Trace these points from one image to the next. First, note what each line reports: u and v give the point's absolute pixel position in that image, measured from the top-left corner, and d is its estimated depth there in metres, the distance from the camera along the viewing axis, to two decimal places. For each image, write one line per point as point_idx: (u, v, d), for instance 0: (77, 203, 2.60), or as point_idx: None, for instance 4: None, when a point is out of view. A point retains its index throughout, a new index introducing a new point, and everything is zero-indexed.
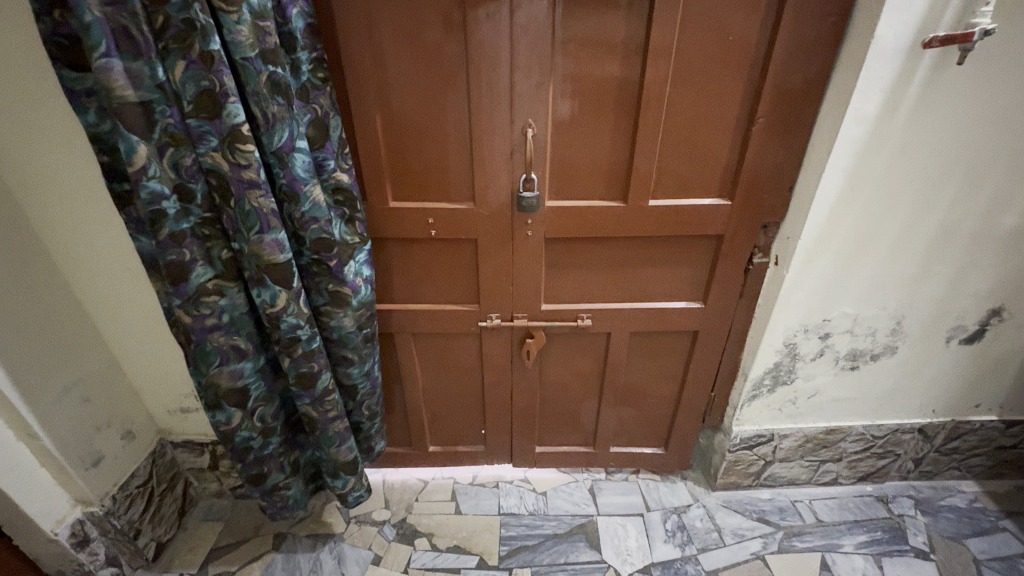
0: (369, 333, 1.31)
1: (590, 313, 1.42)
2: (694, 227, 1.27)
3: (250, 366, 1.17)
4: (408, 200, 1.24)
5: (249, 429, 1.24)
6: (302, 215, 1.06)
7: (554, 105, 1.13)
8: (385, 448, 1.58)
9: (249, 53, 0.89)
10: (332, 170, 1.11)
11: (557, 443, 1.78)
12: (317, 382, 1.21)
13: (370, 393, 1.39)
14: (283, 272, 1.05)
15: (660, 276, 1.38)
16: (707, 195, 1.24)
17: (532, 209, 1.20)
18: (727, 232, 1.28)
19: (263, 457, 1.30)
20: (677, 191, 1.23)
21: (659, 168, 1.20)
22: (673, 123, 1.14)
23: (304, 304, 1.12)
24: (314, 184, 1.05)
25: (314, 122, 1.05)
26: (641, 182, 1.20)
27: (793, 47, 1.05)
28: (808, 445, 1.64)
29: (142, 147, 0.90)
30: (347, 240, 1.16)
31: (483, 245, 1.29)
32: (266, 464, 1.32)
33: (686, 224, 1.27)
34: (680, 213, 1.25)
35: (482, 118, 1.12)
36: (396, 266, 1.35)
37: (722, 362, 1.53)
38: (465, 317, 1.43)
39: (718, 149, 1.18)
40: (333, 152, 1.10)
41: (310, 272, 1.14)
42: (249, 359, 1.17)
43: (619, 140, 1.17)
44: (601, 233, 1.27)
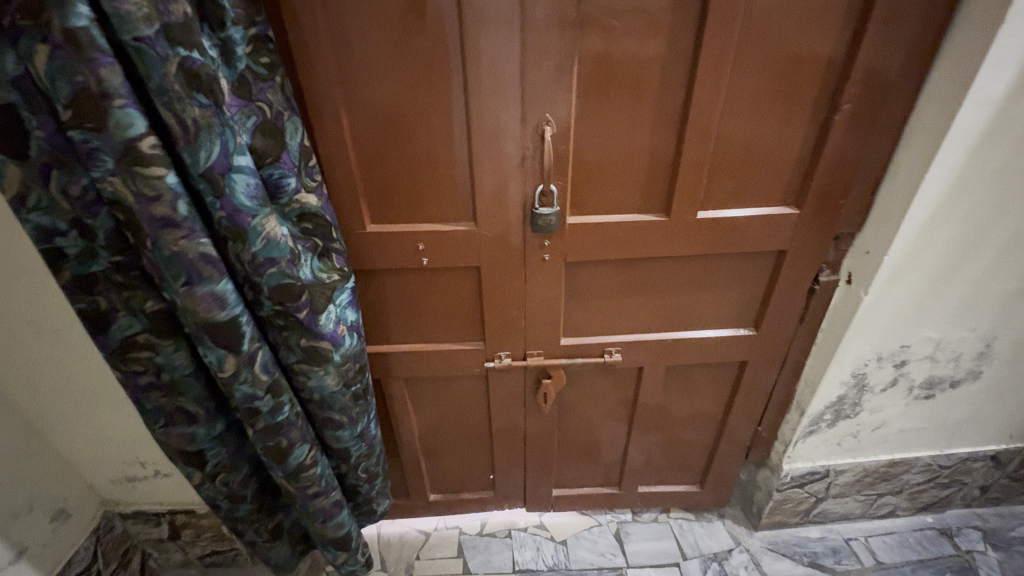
0: (359, 391, 1.00)
1: (619, 347, 1.17)
2: (751, 242, 1.02)
3: (203, 432, 0.97)
4: (391, 223, 0.97)
5: (212, 493, 1.06)
6: (253, 258, 0.73)
7: (578, 95, 0.86)
8: (391, 506, 1.28)
9: (142, 30, 0.57)
10: (295, 192, 0.77)
11: (577, 484, 1.55)
12: (294, 455, 0.95)
13: (367, 454, 1.10)
14: (230, 332, 0.76)
15: (705, 300, 1.13)
16: (768, 203, 0.99)
17: (550, 229, 0.94)
18: (790, 247, 1.03)
19: (238, 520, 1.13)
20: (731, 199, 0.98)
21: (710, 171, 0.94)
22: (732, 115, 0.89)
23: (263, 370, 0.82)
24: (269, 216, 0.73)
25: (261, 128, 0.72)
26: (686, 190, 0.95)
27: (897, 9, 0.79)
28: (866, 479, 1.42)
29: (14, 169, 0.68)
30: (322, 280, 0.85)
31: (489, 274, 1.03)
32: (242, 527, 1.14)
33: (740, 238, 1.02)
34: (734, 226, 1.00)
35: (485, 115, 0.85)
36: (380, 302, 1.08)
37: (773, 394, 1.30)
38: (467, 357, 1.17)
39: (786, 144, 0.92)
40: (294, 168, 0.76)
41: (274, 325, 0.83)
42: (202, 424, 0.97)
43: (662, 139, 0.91)
44: (635, 253, 1.02)
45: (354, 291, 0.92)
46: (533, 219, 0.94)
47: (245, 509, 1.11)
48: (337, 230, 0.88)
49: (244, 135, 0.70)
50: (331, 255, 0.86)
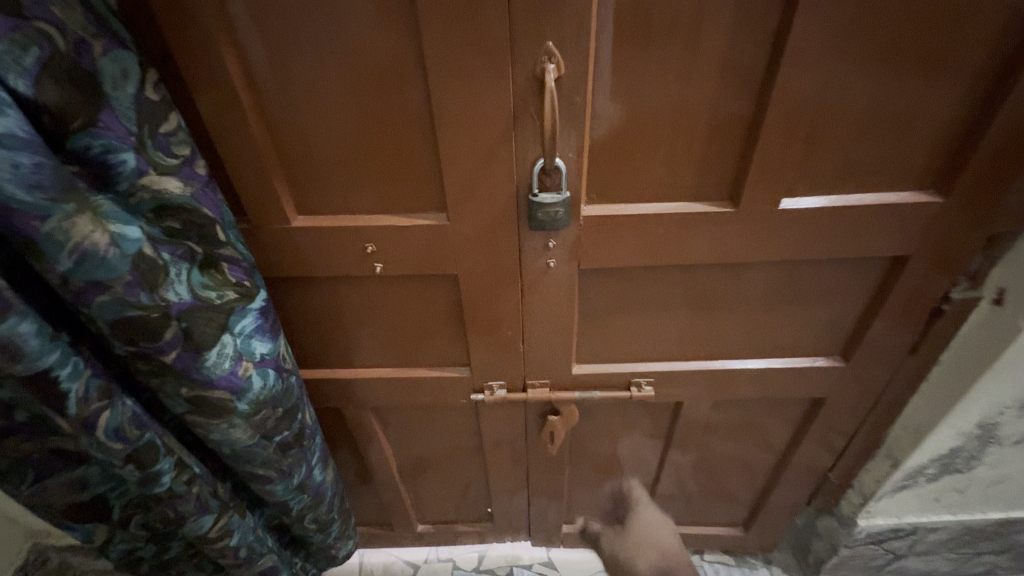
0: (291, 437, 0.73)
1: (652, 378, 0.88)
2: (857, 244, 0.69)
3: (98, 472, 0.70)
4: (328, 215, 0.67)
5: (128, 541, 0.80)
6: (64, 281, 0.47)
7: (604, 15, 0.53)
8: (359, 543, 1.04)
9: None
10: (136, 175, 0.50)
11: (592, 520, 1.29)
12: (190, 527, 0.72)
13: (314, 504, 0.84)
14: (43, 388, 0.53)
15: (775, 320, 0.81)
16: (891, 187, 0.66)
17: (557, 225, 0.64)
18: (915, 250, 0.70)
19: (168, 565, 0.87)
20: (835, 180, 0.65)
21: (807, 138, 0.62)
22: (860, 43, 0.55)
23: (114, 437, 0.59)
24: (78, 218, 0.46)
25: (50, 71, 0.43)
26: (766, 167, 0.62)
27: None
28: (965, 538, 1.11)
29: None
30: (208, 301, 0.58)
31: (470, 286, 0.73)
32: (177, 571, 0.88)
33: (843, 239, 0.69)
34: (837, 221, 0.67)
35: (454, 49, 0.53)
36: (328, 319, 0.80)
37: (854, 437, 0.98)
38: (449, 387, 0.89)
39: (934, 95, 0.59)
40: (125, 139, 0.48)
41: (137, 368, 0.57)
42: (93, 464, 0.69)
43: (737, 86, 0.58)
44: (682, 259, 0.70)
45: (266, 313, 0.65)
46: (531, 212, 0.63)
47: (181, 548, 0.85)
48: (230, 228, 0.61)
49: (15, 81, 0.42)
50: (219, 264, 0.60)
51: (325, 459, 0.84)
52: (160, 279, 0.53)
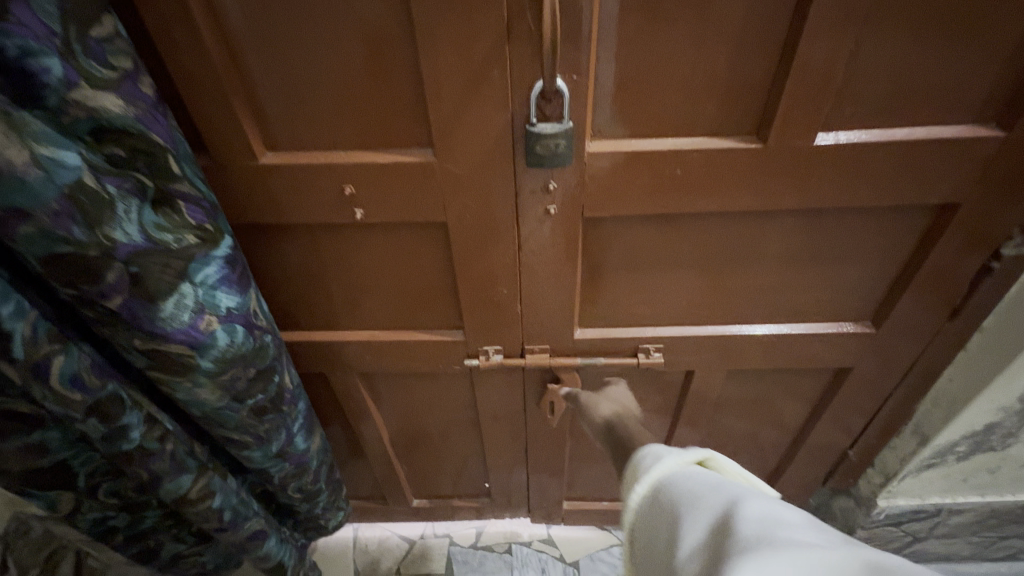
0: (266, 401, 0.66)
1: (661, 344, 0.80)
2: (900, 189, 0.61)
3: (59, 436, 0.65)
4: (303, 152, 0.60)
5: (100, 509, 0.76)
6: None
7: None
8: (349, 514, 0.99)
9: None
10: (61, 87, 0.42)
11: (594, 498, 1.24)
12: (167, 489, 0.65)
13: (297, 473, 0.78)
14: None
15: (800, 281, 0.73)
16: (945, 122, 0.57)
17: (559, 162, 0.56)
18: (966, 197, 0.62)
19: (146, 531, 0.83)
20: (881, 113, 0.57)
21: (853, 58, 0.53)
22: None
23: (70, 386, 0.51)
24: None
25: None
26: (801, 93, 0.54)
27: None
28: (990, 521, 1.05)
29: None
30: (163, 243, 0.51)
31: (462, 236, 0.66)
32: (156, 538, 0.85)
33: (885, 183, 0.61)
34: (880, 161, 0.59)
35: None
36: (309, 273, 0.73)
37: (879, 413, 0.91)
38: (441, 352, 0.83)
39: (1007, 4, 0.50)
40: (47, 42, 0.41)
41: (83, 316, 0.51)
42: (53, 427, 0.64)
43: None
44: (700, 206, 0.63)
45: (233, 263, 0.58)
46: (529, 146, 0.55)
47: (156, 515, 0.81)
48: (186, 161, 0.53)
49: None
50: (174, 202, 0.52)
51: (311, 424, 0.79)
52: (103, 216, 0.46)
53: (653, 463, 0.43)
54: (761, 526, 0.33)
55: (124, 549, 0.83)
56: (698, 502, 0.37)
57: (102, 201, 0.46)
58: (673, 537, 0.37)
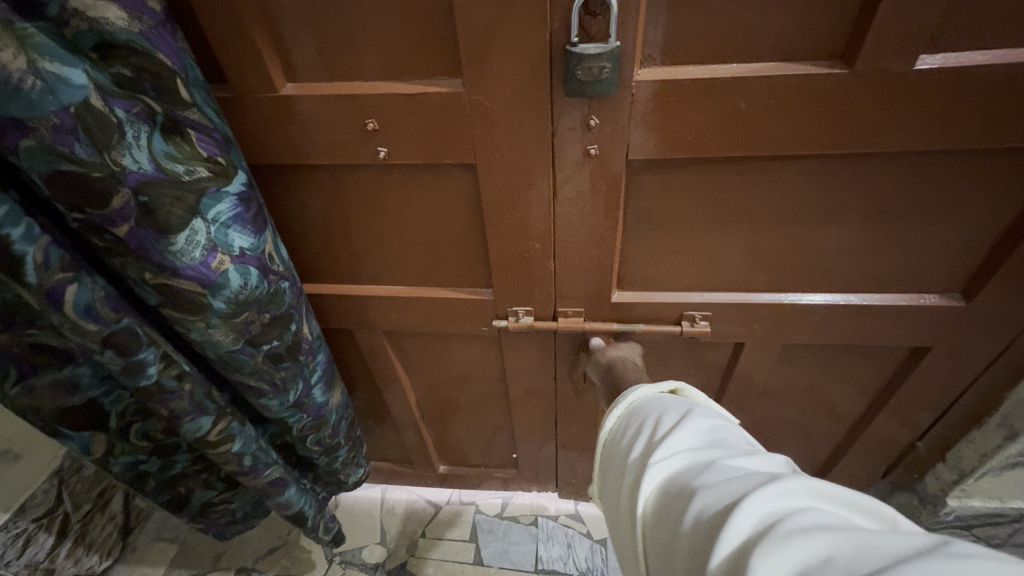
0: (281, 349, 0.65)
1: (709, 312, 0.73)
2: (1022, 128, 0.50)
3: (89, 373, 0.65)
4: (323, 84, 0.55)
5: (131, 453, 0.77)
6: None
7: None
8: (370, 472, 0.98)
9: None
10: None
11: None
12: (188, 428, 0.65)
13: (316, 425, 0.77)
14: None
15: (879, 242, 0.64)
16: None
17: (602, 90, 0.49)
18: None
19: (176, 477, 0.85)
20: (1012, 28, 0.46)
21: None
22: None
23: (85, 316, 0.51)
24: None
25: None
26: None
27: None
28: None
29: None
30: (172, 173, 0.48)
31: (491, 181, 0.60)
32: (187, 484, 0.86)
33: (1001, 120, 0.50)
34: (1002, 91, 0.48)
35: None
36: (334, 221, 0.70)
37: (959, 403, 0.80)
38: (469, 312, 0.78)
39: None
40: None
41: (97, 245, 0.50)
42: (82, 364, 0.64)
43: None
44: (765, 148, 0.54)
45: (248, 202, 0.55)
46: (569, 71, 0.49)
47: (184, 461, 0.82)
48: (197, 88, 0.50)
49: None
50: (186, 133, 0.49)
51: (329, 377, 0.77)
52: (110, 139, 0.44)
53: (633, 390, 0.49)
54: (697, 428, 0.41)
55: (156, 492, 0.85)
56: (655, 412, 0.44)
57: (107, 122, 0.44)
58: (628, 439, 0.44)
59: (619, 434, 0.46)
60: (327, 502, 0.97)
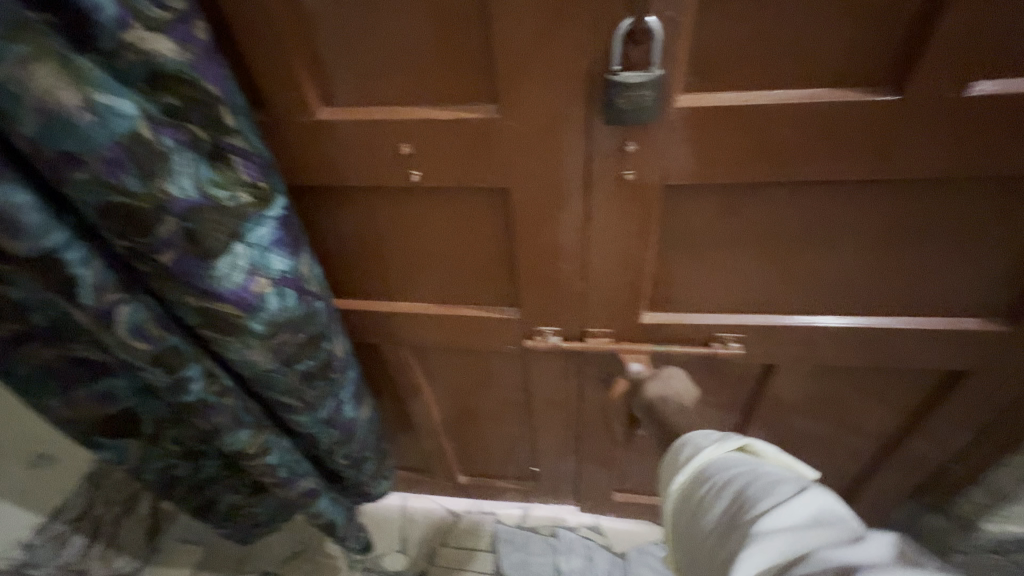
0: (315, 367, 0.65)
1: (740, 334, 0.72)
2: None
3: (124, 385, 0.65)
4: (358, 108, 0.56)
5: (163, 460, 0.79)
6: (38, 151, 0.41)
7: None
8: (397, 481, 0.99)
9: None
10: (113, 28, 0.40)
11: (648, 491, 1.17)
12: (226, 441, 0.66)
13: (345, 440, 0.78)
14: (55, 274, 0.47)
15: (922, 267, 0.62)
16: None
17: (641, 116, 0.49)
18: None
19: (206, 484, 0.86)
20: None
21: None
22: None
23: (135, 334, 0.53)
24: (34, 67, 0.38)
25: None
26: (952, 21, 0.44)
27: None
28: None
29: None
30: (216, 200, 0.49)
31: (523, 203, 0.60)
32: (214, 491, 0.87)
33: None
34: None
35: None
36: (364, 239, 0.70)
37: (998, 427, 0.78)
38: (495, 329, 0.78)
39: None
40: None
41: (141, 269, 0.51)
42: (119, 375, 0.65)
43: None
44: (805, 173, 0.53)
45: (287, 225, 0.56)
46: (608, 99, 0.48)
47: (217, 467, 0.83)
48: (241, 113, 0.50)
49: None
50: (229, 158, 0.50)
51: (360, 390, 0.77)
52: (158, 169, 0.45)
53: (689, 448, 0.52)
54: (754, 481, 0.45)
55: (188, 497, 0.87)
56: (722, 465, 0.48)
57: (155, 152, 0.45)
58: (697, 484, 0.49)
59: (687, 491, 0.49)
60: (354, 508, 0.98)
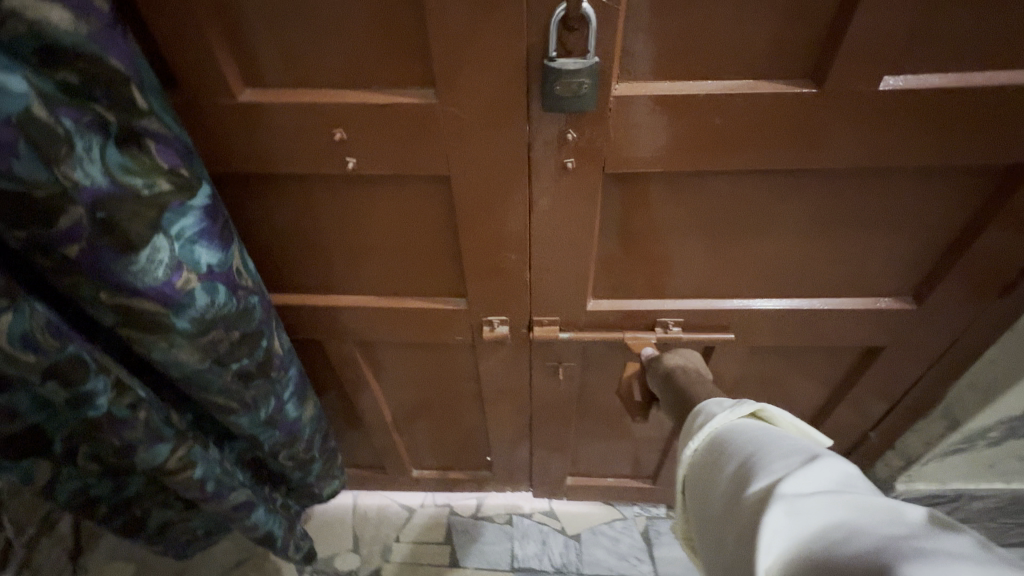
0: (252, 366, 0.61)
1: (681, 317, 0.75)
2: (971, 148, 0.53)
3: (25, 401, 0.58)
4: (284, 91, 0.52)
5: (79, 478, 0.72)
6: None
7: None
8: (346, 482, 0.96)
9: None
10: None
11: (600, 473, 1.21)
12: (143, 457, 0.61)
13: (289, 442, 0.74)
14: None
15: (843, 250, 0.66)
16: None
17: (578, 105, 0.49)
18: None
19: (132, 500, 0.80)
20: (967, 55, 0.48)
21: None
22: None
23: (21, 345, 0.47)
24: None
25: None
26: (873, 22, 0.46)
27: None
28: (1011, 508, 1.00)
29: None
30: (130, 188, 0.45)
31: (466, 193, 0.59)
32: (143, 506, 0.82)
33: (953, 140, 0.53)
34: (957, 114, 0.51)
35: None
36: (298, 231, 0.67)
37: (906, 396, 0.86)
38: (442, 321, 0.77)
39: None
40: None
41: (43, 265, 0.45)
42: (19, 390, 0.57)
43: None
44: (737, 163, 0.55)
45: (213, 215, 0.52)
46: (545, 85, 0.48)
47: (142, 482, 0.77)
48: (154, 94, 0.46)
49: None
50: (141, 142, 0.45)
51: (302, 390, 0.74)
52: (59, 151, 0.40)
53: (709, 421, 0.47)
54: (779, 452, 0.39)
55: (110, 519, 0.80)
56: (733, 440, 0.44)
57: (53, 134, 0.40)
58: (708, 461, 0.44)
59: (712, 465, 0.43)
60: (298, 513, 0.95)
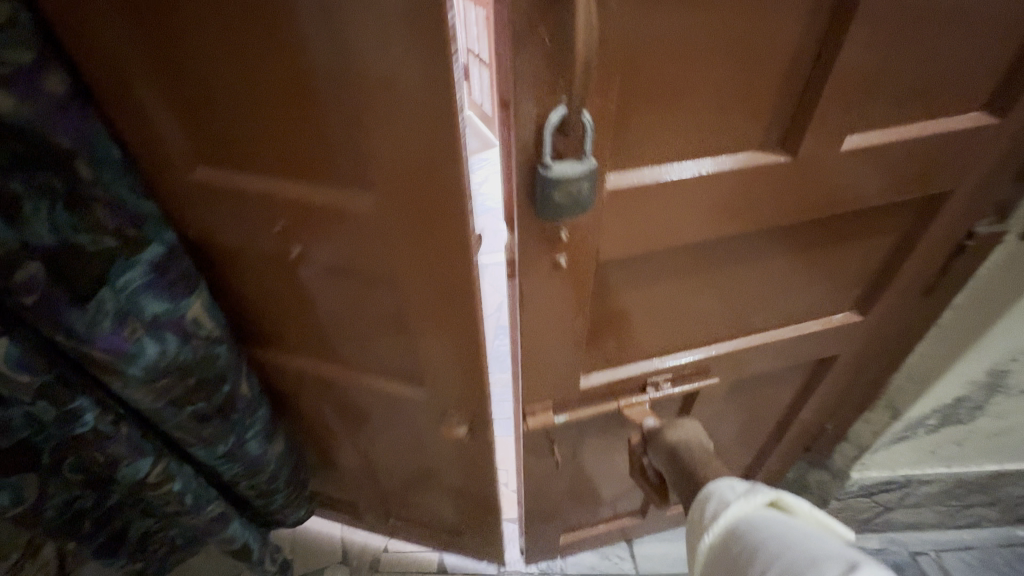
0: (206, 408, 0.65)
1: (670, 374, 0.81)
2: (899, 181, 0.61)
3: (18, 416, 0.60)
4: (266, 182, 0.55)
5: (66, 491, 0.73)
6: None
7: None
8: (311, 507, 1.00)
9: None
10: None
11: (590, 522, 1.18)
12: (124, 472, 0.65)
13: (250, 473, 0.78)
14: None
15: (797, 271, 0.72)
16: (957, 111, 0.57)
17: (579, 207, 0.49)
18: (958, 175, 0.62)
19: (115, 512, 0.84)
20: (894, 106, 0.55)
21: (881, 51, 0.49)
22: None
23: (17, 367, 0.51)
24: None
25: None
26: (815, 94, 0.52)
27: None
28: (957, 490, 1.09)
29: None
30: (76, 245, 0.50)
31: (443, 293, 0.60)
32: (123, 518, 0.85)
33: (880, 178, 0.60)
34: (887, 155, 0.58)
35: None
36: (295, 299, 0.70)
37: (855, 392, 0.94)
38: (433, 404, 0.77)
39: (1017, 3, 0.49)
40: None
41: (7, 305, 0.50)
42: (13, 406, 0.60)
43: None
44: (727, 224, 0.61)
45: (162, 270, 0.56)
46: (535, 193, 0.49)
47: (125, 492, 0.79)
48: (105, 164, 0.50)
49: None
50: (90, 206, 0.49)
51: (266, 427, 0.77)
52: (12, 214, 0.46)
53: (723, 510, 0.45)
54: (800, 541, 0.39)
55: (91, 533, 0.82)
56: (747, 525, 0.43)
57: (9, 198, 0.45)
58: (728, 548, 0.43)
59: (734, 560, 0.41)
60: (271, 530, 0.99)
